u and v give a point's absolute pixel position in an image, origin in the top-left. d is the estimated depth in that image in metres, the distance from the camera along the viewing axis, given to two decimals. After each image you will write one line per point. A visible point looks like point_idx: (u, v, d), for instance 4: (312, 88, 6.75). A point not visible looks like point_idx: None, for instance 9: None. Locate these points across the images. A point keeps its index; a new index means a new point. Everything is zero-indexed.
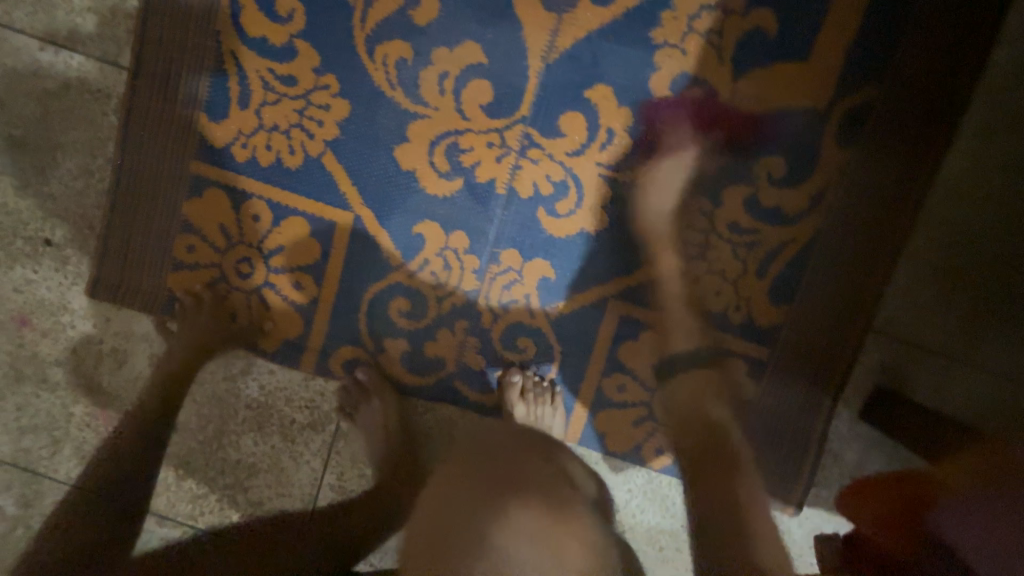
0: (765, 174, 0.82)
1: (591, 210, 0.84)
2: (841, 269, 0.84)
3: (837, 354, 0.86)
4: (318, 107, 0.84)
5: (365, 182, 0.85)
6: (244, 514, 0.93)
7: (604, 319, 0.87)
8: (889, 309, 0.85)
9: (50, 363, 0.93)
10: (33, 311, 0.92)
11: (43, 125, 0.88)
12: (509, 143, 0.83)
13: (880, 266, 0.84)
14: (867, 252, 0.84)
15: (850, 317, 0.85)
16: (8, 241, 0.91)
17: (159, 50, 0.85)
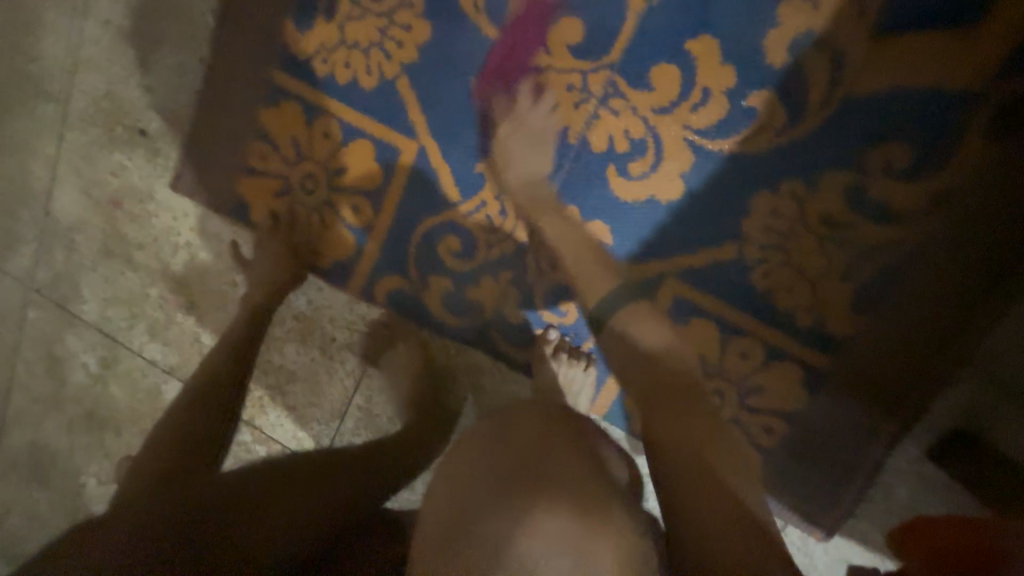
0: (881, 163, 0.71)
1: (666, 176, 0.76)
2: (948, 289, 0.73)
3: (916, 382, 0.76)
4: (399, 27, 0.82)
5: (434, 113, 0.83)
6: (280, 414, 1.00)
7: (657, 296, 0.81)
8: (993, 346, 0.73)
9: (135, 246, 1.03)
10: (125, 195, 1.01)
11: (149, 18, 0.92)
12: (591, 89, 0.76)
13: (998, 294, 0.72)
14: (986, 276, 0.72)
15: (943, 344, 0.74)
16: (111, 126, 0.98)
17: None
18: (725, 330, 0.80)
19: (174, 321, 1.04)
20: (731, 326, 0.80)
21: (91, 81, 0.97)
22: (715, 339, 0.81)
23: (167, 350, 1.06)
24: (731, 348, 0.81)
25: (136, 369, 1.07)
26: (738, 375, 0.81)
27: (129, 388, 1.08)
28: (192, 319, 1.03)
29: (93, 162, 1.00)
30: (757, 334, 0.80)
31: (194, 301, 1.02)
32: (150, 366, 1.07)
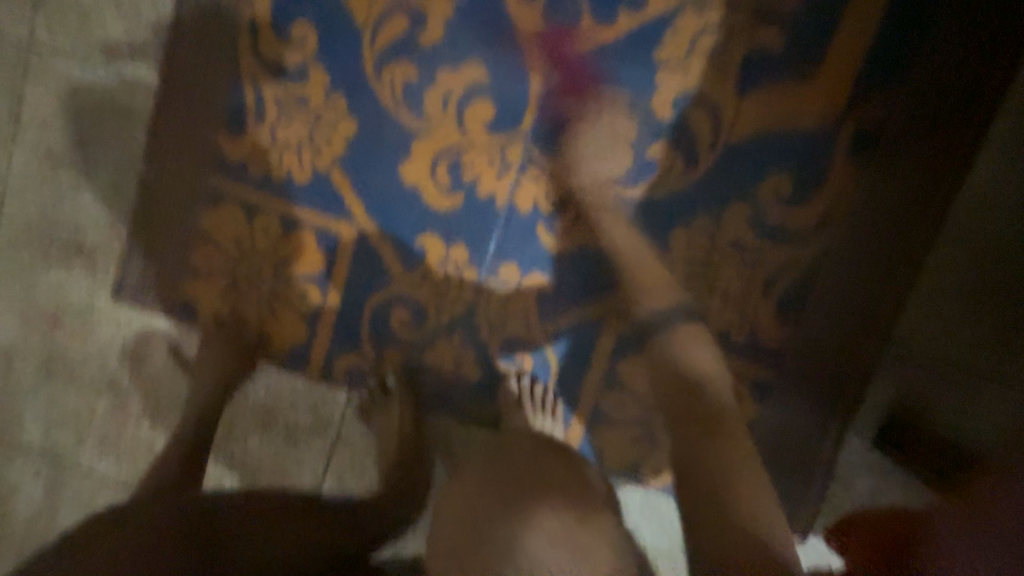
0: (771, 191, 0.80)
1: (590, 226, 0.83)
2: (853, 290, 0.80)
3: (848, 380, 0.82)
4: (328, 124, 0.88)
5: (369, 196, 0.88)
6: None
7: (603, 335, 0.86)
8: (902, 334, 0.81)
9: (78, 362, 1.00)
10: (65, 312, 0.99)
11: (81, 140, 0.95)
12: (509, 159, 0.84)
13: (897, 287, 0.80)
14: (882, 273, 0.80)
15: (861, 340, 0.81)
16: (46, 246, 0.98)
17: (184, 72, 0.91)
18: None
19: (126, 433, 1.00)
20: None
21: (24, 206, 0.97)
22: None
23: (121, 466, 1.00)
24: None
25: (88, 492, 1.01)
26: None
27: (80, 513, 1.01)
28: (146, 428, 1.00)
29: (29, 284, 0.99)
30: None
31: (146, 410, 0.99)
32: (102, 485, 1.01)
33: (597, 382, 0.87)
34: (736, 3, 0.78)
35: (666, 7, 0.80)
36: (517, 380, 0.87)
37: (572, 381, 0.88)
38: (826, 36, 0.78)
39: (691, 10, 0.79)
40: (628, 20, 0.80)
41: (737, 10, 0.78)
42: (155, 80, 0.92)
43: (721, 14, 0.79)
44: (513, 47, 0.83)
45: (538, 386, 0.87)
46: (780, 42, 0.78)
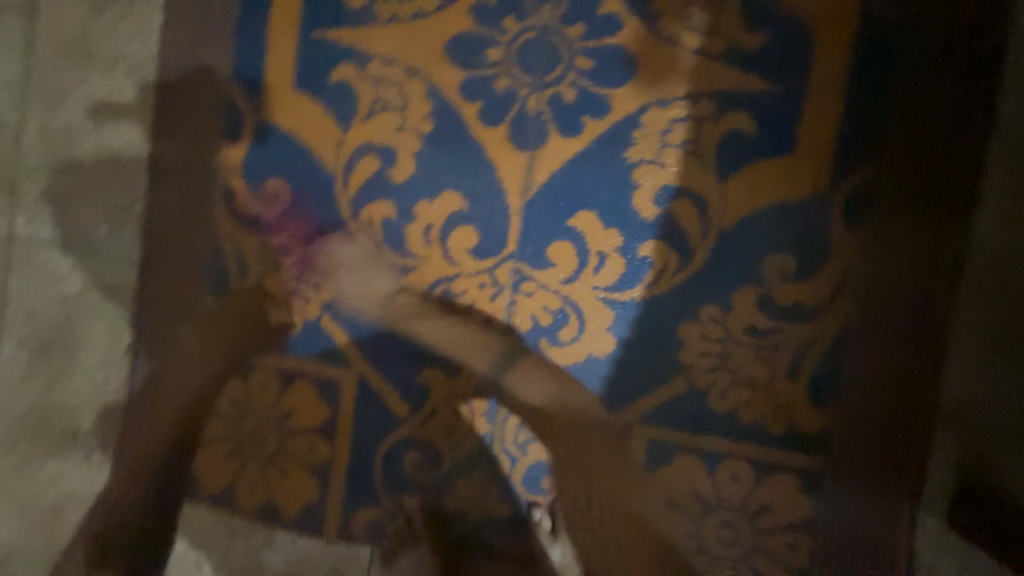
0: (774, 271, 0.77)
1: (597, 335, 0.80)
2: (885, 360, 0.76)
3: (903, 454, 0.75)
4: (313, 273, 0.87)
5: (365, 338, 0.85)
6: None
7: (631, 446, 0.80)
8: (948, 400, 0.74)
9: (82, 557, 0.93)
10: (65, 505, 0.94)
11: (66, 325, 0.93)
12: (501, 280, 0.82)
13: (929, 351, 0.74)
14: (909, 338, 0.75)
15: (904, 412, 0.75)
16: (40, 438, 0.94)
17: (163, 244, 0.91)
18: (707, 459, 0.79)
19: None
20: (711, 454, 0.79)
21: (14, 400, 0.94)
22: (701, 471, 0.79)
23: None
24: (721, 475, 0.79)
25: None
26: (738, 500, 0.79)
27: None
28: None
29: (24, 481, 0.94)
30: (740, 452, 0.79)
31: None
32: None
33: (634, 497, 0.81)
34: (700, 94, 0.78)
35: (631, 108, 0.79)
36: (549, 508, 0.81)
37: (608, 501, 0.81)
38: (795, 112, 0.77)
39: (656, 107, 0.79)
40: (596, 127, 0.79)
41: (701, 100, 0.78)
42: (134, 256, 0.92)
43: (686, 105, 0.78)
44: (486, 171, 0.82)
45: (572, 511, 0.81)
46: (752, 125, 0.77)
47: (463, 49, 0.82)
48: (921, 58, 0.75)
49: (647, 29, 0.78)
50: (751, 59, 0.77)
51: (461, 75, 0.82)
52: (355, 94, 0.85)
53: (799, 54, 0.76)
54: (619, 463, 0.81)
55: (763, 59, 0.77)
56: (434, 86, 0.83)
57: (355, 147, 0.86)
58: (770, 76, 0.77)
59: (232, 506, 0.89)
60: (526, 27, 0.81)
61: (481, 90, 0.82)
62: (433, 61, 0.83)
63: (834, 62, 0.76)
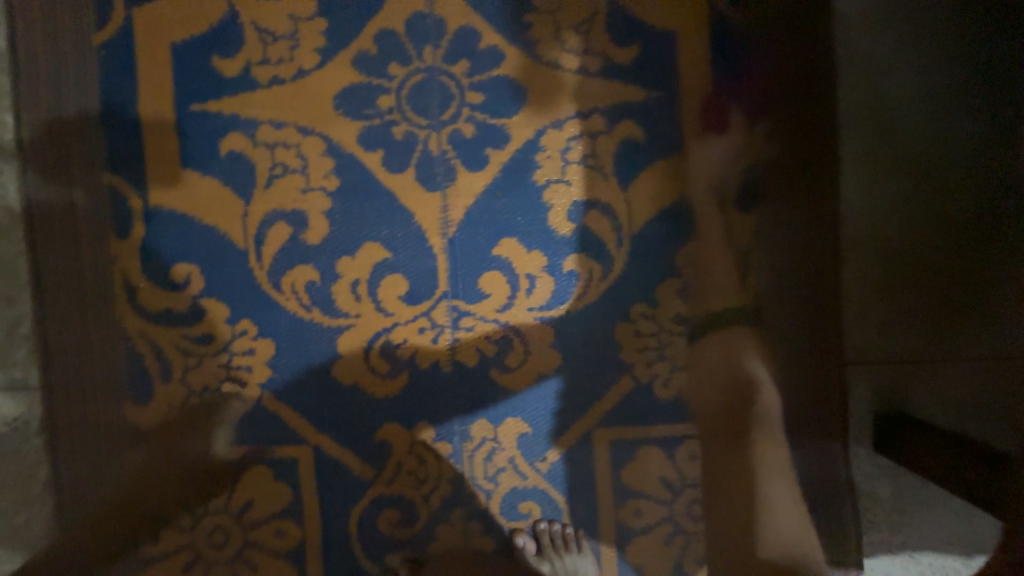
0: (688, 261, 0.84)
1: (542, 354, 0.83)
2: (796, 320, 0.84)
3: (828, 398, 0.84)
4: (243, 355, 0.83)
5: (313, 409, 0.82)
6: None
7: (596, 451, 0.84)
8: (855, 343, 0.84)
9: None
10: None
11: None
12: (439, 321, 0.82)
13: (832, 303, 0.83)
14: (813, 296, 0.84)
15: (823, 362, 0.84)
16: None
17: (66, 359, 0.83)
18: (666, 446, 0.84)
19: None
20: (669, 441, 0.84)
21: None
22: (664, 459, 0.84)
23: None
24: (681, 457, 0.84)
25: None
26: (700, 477, 0.85)
27: None
28: None
29: None
30: (693, 432, 0.84)
31: None
32: None
33: (608, 498, 0.84)
34: (589, 111, 0.83)
35: (530, 134, 0.82)
36: (531, 530, 0.83)
37: (585, 508, 0.84)
38: (676, 114, 0.84)
39: (552, 129, 0.82)
40: (500, 156, 0.82)
41: (592, 116, 0.83)
42: (34, 379, 0.83)
43: (579, 123, 0.83)
44: (402, 217, 0.82)
45: (555, 527, 0.82)
46: (641, 132, 0.83)
47: (352, 101, 0.81)
48: (765, 53, 0.84)
49: (528, 58, 0.82)
50: (627, 72, 0.83)
51: (357, 127, 0.81)
52: (249, 162, 0.82)
53: (667, 61, 0.83)
54: (588, 467, 0.84)
55: (638, 71, 0.83)
56: (331, 142, 0.82)
57: (261, 217, 0.82)
58: (647, 86, 0.83)
59: None
60: (412, 69, 0.81)
61: (380, 139, 0.81)
62: (324, 117, 0.81)
63: (698, 66, 0.84)
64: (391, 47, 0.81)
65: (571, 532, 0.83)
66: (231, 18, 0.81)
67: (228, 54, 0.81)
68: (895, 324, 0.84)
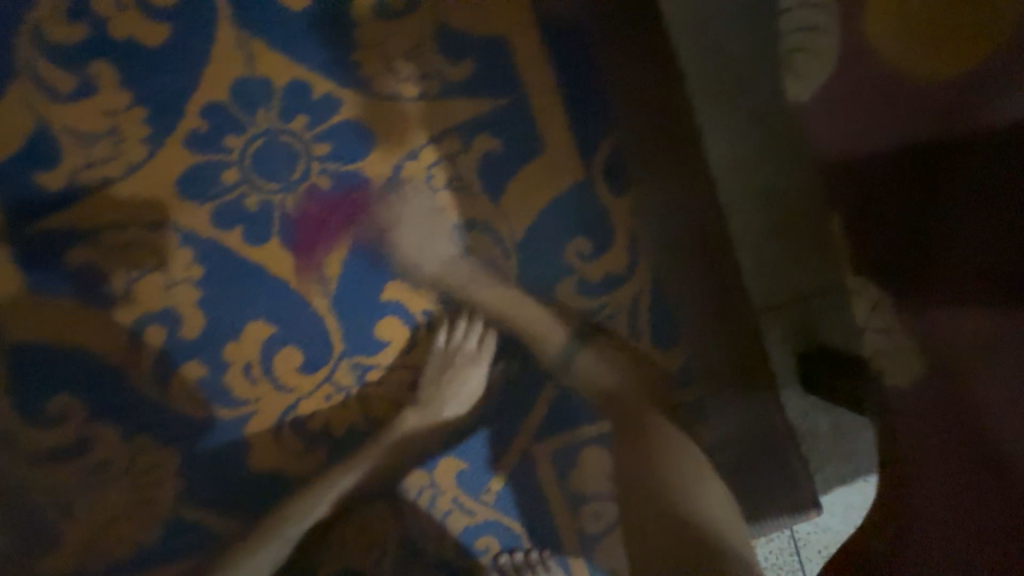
0: (577, 256, 0.83)
1: (457, 386, 0.81)
2: (698, 288, 0.84)
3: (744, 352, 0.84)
4: (146, 473, 0.77)
5: (233, 508, 0.78)
6: None
7: (536, 466, 0.82)
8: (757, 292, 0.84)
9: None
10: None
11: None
12: (344, 382, 0.80)
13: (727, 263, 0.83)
14: (709, 260, 0.84)
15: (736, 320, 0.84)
16: None
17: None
18: (605, 443, 0.83)
19: None
20: (606, 436, 0.83)
21: None
22: (606, 456, 0.83)
23: None
24: None
25: None
26: None
27: None
28: None
29: None
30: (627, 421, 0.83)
31: None
32: None
33: (562, 510, 0.82)
34: (441, 134, 0.81)
35: (388, 172, 0.80)
36: (496, 564, 0.80)
37: (542, 527, 0.82)
38: (528, 116, 0.83)
39: (408, 162, 0.81)
40: (363, 202, 0.80)
41: (445, 138, 0.81)
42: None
43: (417, 147, 0.81)
44: (279, 287, 0.79)
45: (517, 555, 0.80)
46: (498, 141, 0.82)
47: (195, 183, 0.78)
48: (599, 31, 0.83)
49: (365, 97, 0.80)
50: (468, 86, 0.81)
51: (207, 209, 0.78)
52: (102, 273, 0.77)
53: (505, 66, 0.82)
54: (533, 485, 0.82)
55: (479, 83, 0.82)
56: (183, 230, 0.78)
57: (131, 325, 0.78)
58: (492, 95, 0.82)
59: None
60: (250, 136, 0.78)
61: (234, 215, 0.78)
62: (170, 207, 0.78)
63: (538, 62, 0.83)
64: (222, 119, 0.78)
65: (536, 556, 0.81)
66: (47, 131, 0.77)
67: (52, 167, 0.77)
68: (787, 266, 0.84)
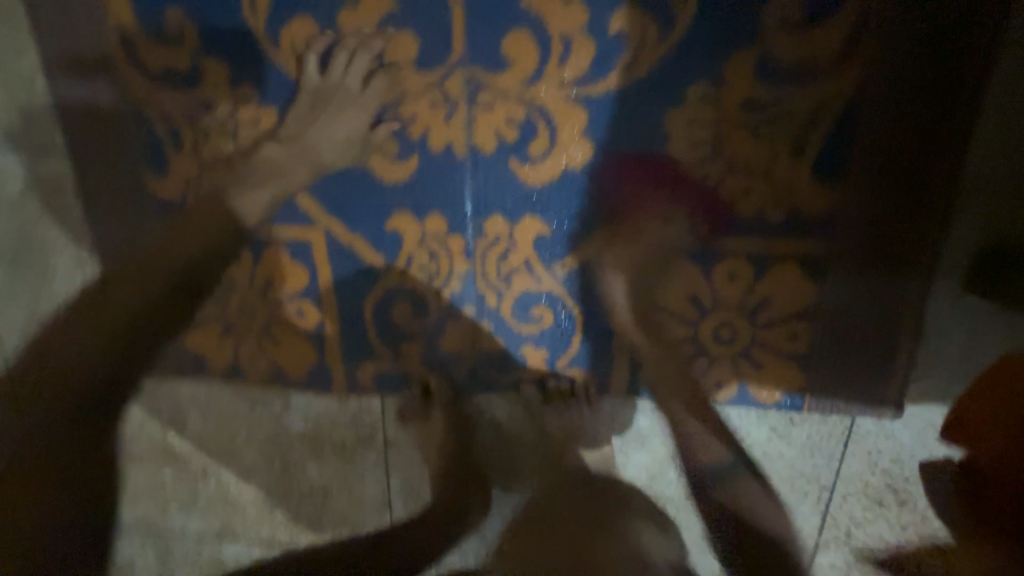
0: (772, 24, 0.66)
1: (571, 143, 0.71)
2: (892, 130, 0.67)
3: (896, 228, 0.70)
4: (241, 129, 0.76)
5: (320, 187, 0.77)
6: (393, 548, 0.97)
7: (622, 258, 0.76)
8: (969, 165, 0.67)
9: (117, 483, 0.96)
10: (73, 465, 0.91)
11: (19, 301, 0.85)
12: (453, 95, 0.71)
13: (928, 152, 0.67)
14: (920, 130, 0.66)
15: (907, 164, 0.67)
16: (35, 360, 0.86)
17: (79, 137, 0.79)
18: (703, 263, 0.75)
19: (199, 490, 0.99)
20: (707, 257, 0.74)
21: None
22: (699, 276, 0.75)
23: (206, 522, 1.01)
24: (719, 276, 0.75)
25: (189, 549, 1.02)
26: (739, 298, 0.75)
27: (195, 567, 1.03)
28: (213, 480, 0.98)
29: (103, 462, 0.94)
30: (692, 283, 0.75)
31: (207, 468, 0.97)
32: (201, 541, 1.01)
33: (630, 313, 0.78)
34: None
35: None
36: (559, 356, 0.82)
37: (602, 323, 0.79)
38: None
39: None
40: None
41: None
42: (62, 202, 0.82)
43: None
44: None
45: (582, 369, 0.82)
46: None
47: None
48: None
49: None
50: None
51: None
52: None
53: None
54: (611, 277, 0.77)
55: None
56: None
57: None
58: None
59: (239, 381, 0.91)
60: None
61: None
62: None
63: None
64: None
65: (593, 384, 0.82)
66: None
67: None
68: None
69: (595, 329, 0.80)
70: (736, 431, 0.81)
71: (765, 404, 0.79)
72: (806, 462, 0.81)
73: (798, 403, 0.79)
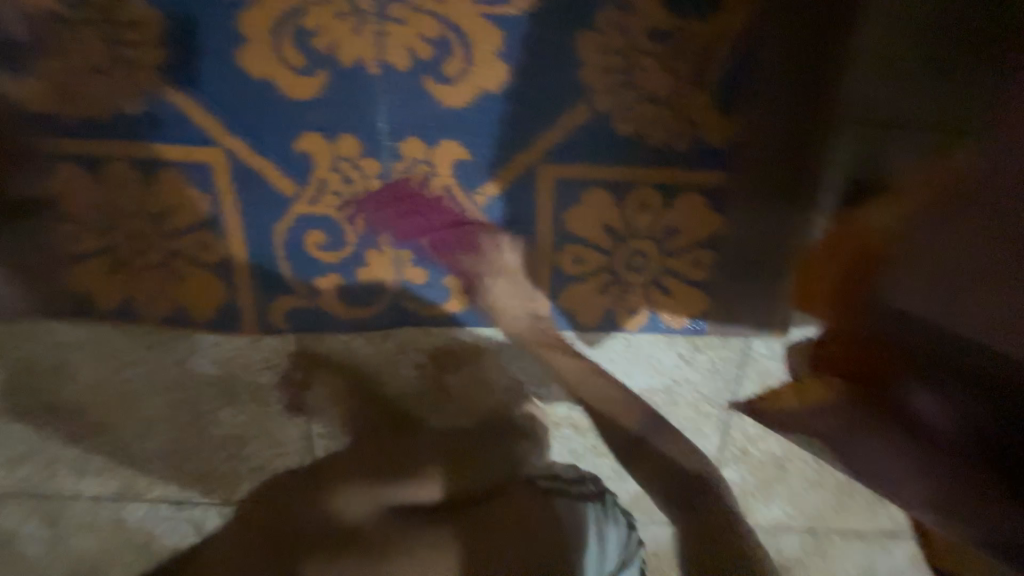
0: None
1: (485, 63, 0.70)
2: (776, 64, 0.73)
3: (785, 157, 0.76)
4: (136, 41, 0.72)
5: (221, 103, 0.72)
6: None
7: (539, 185, 0.77)
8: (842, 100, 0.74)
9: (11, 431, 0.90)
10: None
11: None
12: (364, 8, 0.69)
13: (807, 87, 0.73)
14: (799, 66, 0.73)
15: (789, 97, 0.74)
16: None
17: None
18: (616, 191, 0.78)
19: (93, 446, 0.90)
20: (620, 186, 0.78)
21: None
22: (612, 205, 0.78)
23: (103, 481, 0.92)
24: (631, 206, 0.79)
25: (85, 512, 0.93)
26: (649, 227, 0.80)
27: (91, 532, 0.93)
28: (108, 435, 0.90)
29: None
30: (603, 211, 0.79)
31: (101, 420, 0.89)
32: (97, 502, 0.93)
33: (548, 242, 0.80)
34: None
35: None
36: (481, 287, 0.82)
37: (522, 253, 0.80)
38: None
39: None
40: None
41: None
42: None
43: None
44: None
45: (505, 299, 0.82)
46: None
47: None
48: None
49: None
50: None
51: None
52: None
53: None
54: (529, 204, 0.78)
55: None
56: None
57: None
58: None
59: (142, 320, 0.85)
60: None
61: None
62: None
63: None
64: None
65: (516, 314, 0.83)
66: None
67: None
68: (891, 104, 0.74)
69: (516, 258, 0.80)
70: (647, 357, 0.86)
71: (672, 329, 0.85)
72: (709, 385, 0.86)
73: (702, 328, 0.85)
